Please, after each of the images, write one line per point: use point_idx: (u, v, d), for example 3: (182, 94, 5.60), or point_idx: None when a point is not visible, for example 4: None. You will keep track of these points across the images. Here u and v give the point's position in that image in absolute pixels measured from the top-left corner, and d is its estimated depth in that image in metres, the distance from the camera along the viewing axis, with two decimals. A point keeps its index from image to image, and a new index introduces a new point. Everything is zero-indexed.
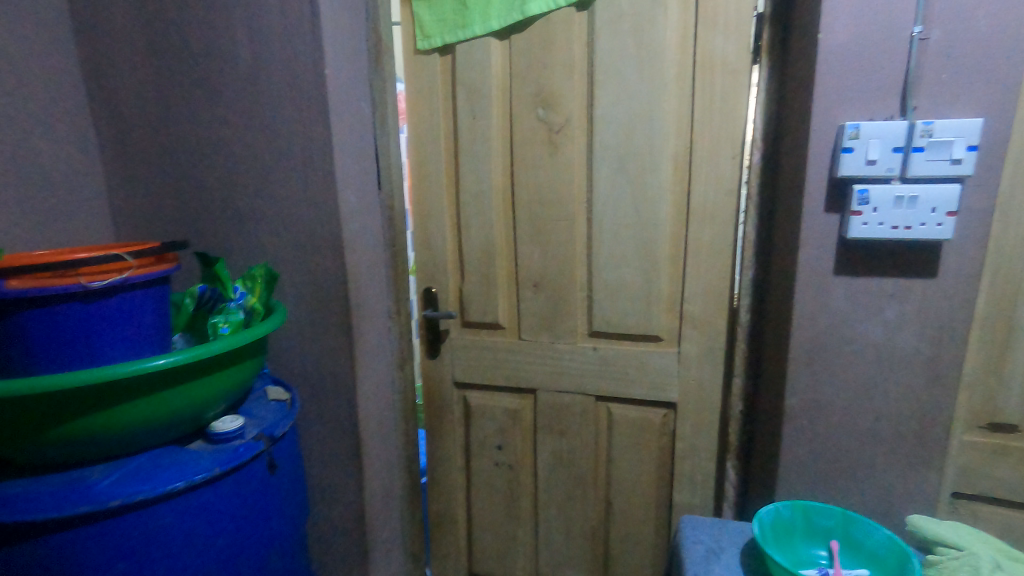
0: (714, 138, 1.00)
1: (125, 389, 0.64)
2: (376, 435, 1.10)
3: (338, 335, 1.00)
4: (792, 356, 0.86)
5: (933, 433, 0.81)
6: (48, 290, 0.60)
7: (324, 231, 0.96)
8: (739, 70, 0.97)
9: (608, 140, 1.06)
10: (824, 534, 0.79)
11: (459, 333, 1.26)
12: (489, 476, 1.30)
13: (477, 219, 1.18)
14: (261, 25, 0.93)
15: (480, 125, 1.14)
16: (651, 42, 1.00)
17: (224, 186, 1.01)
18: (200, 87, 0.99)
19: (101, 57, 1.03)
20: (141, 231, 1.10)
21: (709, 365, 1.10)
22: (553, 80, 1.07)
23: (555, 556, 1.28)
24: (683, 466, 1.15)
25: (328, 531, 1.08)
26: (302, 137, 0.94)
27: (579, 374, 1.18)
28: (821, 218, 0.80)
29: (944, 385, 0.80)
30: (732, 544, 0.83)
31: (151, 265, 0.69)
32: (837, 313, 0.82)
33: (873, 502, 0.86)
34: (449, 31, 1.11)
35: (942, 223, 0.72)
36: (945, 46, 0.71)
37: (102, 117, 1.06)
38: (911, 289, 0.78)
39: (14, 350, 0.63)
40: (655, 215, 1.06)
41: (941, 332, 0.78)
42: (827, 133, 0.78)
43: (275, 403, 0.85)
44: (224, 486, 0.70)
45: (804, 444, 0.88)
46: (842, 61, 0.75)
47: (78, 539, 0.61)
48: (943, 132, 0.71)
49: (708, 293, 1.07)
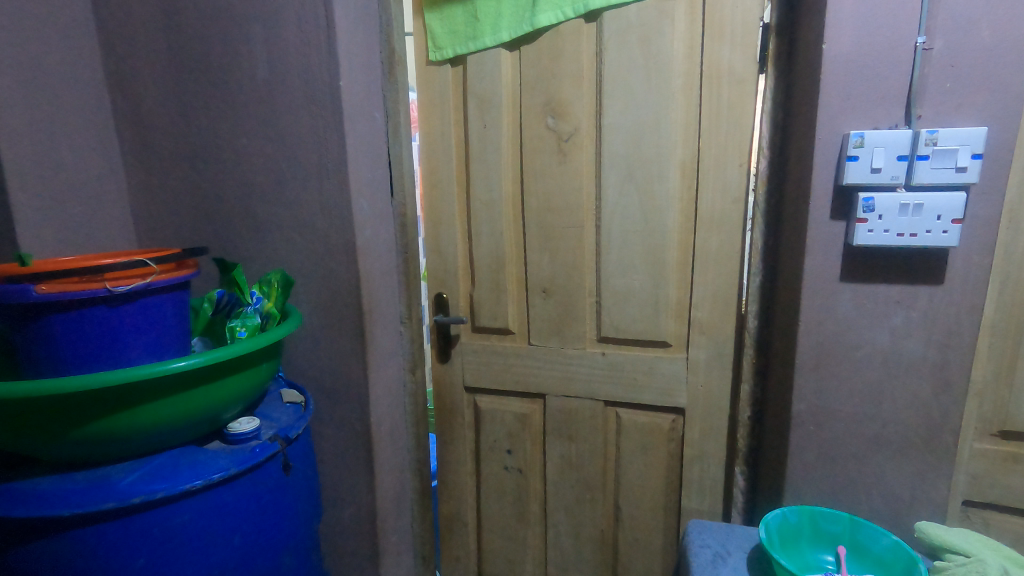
0: (722, 146, 1.01)
1: (146, 391, 0.67)
2: (387, 438, 1.11)
3: (352, 339, 1.02)
4: (799, 362, 0.86)
5: (944, 441, 0.81)
6: (76, 294, 0.63)
7: (339, 238, 0.99)
8: (745, 79, 0.98)
9: (617, 148, 1.07)
10: (832, 540, 0.79)
11: (469, 338, 1.28)
12: (499, 480, 1.31)
13: (487, 226, 1.20)
14: (279, 40, 0.96)
15: (491, 134, 1.16)
16: (658, 53, 1.02)
17: (242, 194, 1.05)
18: (220, 99, 1.02)
19: (126, 71, 1.07)
20: (162, 239, 1.13)
21: (717, 370, 1.10)
22: (562, 90, 1.09)
23: (564, 560, 1.29)
24: (691, 471, 1.15)
25: (342, 531, 1.11)
26: (318, 147, 0.97)
27: (587, 379, 1.19)
28: (827, 226, 0.81)
29: (952, 391, 0.80)
30: (739, 548, 0.83)
31: (173, 270, 0.72)
32: (844, 319, 0.83)
33: (883, 510, 0.86)
34: (461, 43, 1.14)
35: (947, 230, 0.73)
36: (948, 57, 0.72)
37: (126, 128, 1.10)
38: (917, 295, 0.79)
39: (41, 353, 0.65)
40: (663, 222, 1.07)
41: (949, 339, 0.78)
42: (832, 141, 0.79)
43: (289, 405, 0.87)
44: (240, 485, 0.73)
45: (812, 451, 0.88)
46: (846, 71, 0.76)
47: (102, 534, 0.63)
48: (947, 141, 0.72)
49: (715, 299, 1.08)
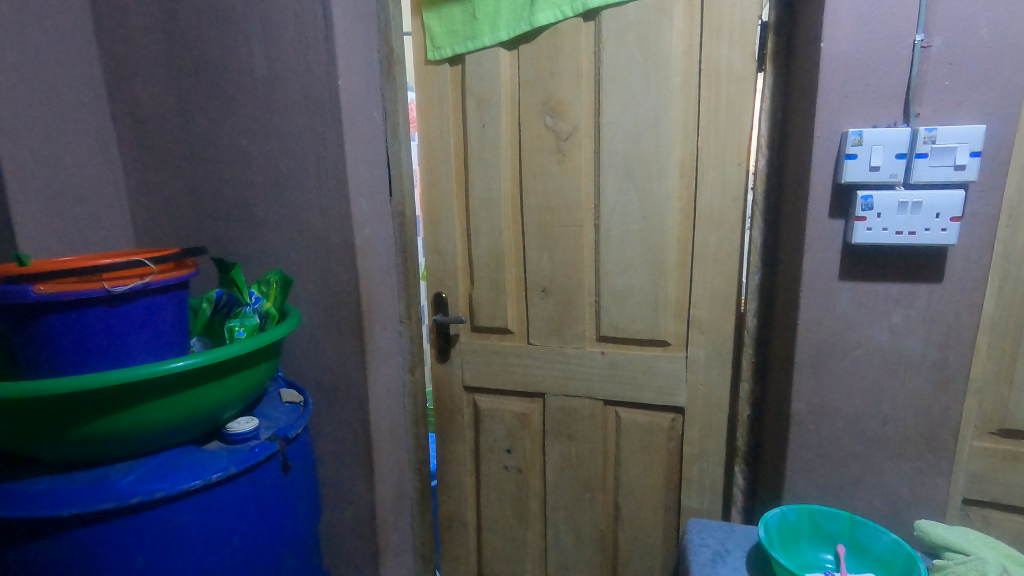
0: (721, 144, 1.01)
1: (145, 390, 0.67)
2: (387, 438, 1.11)
3: (351, 338, 1.02)
4: (798, 360, 0.86)
5: (944, 439, 0.81)
6: (74, 294, 0.64)
7: (338, 238, 0.99)
8: (744, 77, 0.98)
9: (616, 147, 1.07)
10: (831, 538, 0.79)
11: (468, 337, 1.28)
12: (499, 479, 1.31)
13: (486, 225, 1.20)
14: (277, 40, 0.96)
15: (490, 134, 1.16)
16: (657, 52, 1.01)
17: (241, 193, 1.05)
18: (218, 99, 1.02)
19: (125, 71, 1.07)
20: (161, 239, 1.13)
21: (717, 369, 1.10)
22: (561, 89, 1.09)
23: (564, 559, 1.29)
24: (691, 470, 1.15)
25: (342, 530, 1.11)
26: (317, 146, 0.97)
27: (587, 378, 1.19)
28: (826, 224, 0.81)
29: (951, 390, 0.80)
30: (739, 547, 0.83)
31: (172, 270, 0.72)
32: (843, 318, 0.83)
33: (883, 508, 0.86)
34: (460, 42, 1.14)
35: (946, 228, 0.73)
36: (947, 54, 0.72)
37: (125, 128, 1.10)
38: (916, 293, 0.78)
39: (40, 353, 0.65)
40: (662, 221, 1.07)
41: (948, 337, 0.78)
42: (831, 139, 0.79)
43: (289, 405, 0.87)
44: (239, 485, 0.73)
45: (812, 449, 0.88)
46: (845, 68, 0.76)
47: (101, 534, 0.63)
48: (946, 139, 0.71)
49: (715, 297, 1.07)
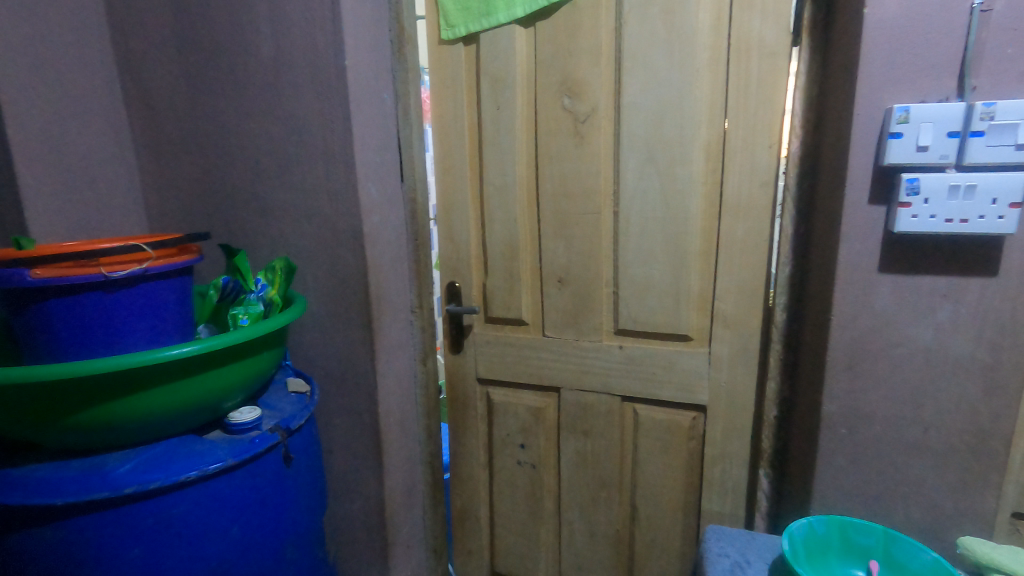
0: (750, 125, 0.95)
1: (142, 378, 0.65)
2: (396, 429, 1.09)
3: (360, 328, 1.00)
4: (831, 360, 0.80)
5: (994, 447, 0.74)
6: (71, 279, 0.62)
7: (347, 224, 0.97)
8: (778, 52, 0.91)
9: (636, 130, 1.02)
10: (864, 554, 0.72)
11: (481, 329, 1.24)
12: (512, 474, 1.28)
13: (500, 213, 1.16)
14: (283, 20, 0.94)
15: (504, 117, 1.11)
16: (682, 26, 0.95)
17: (248, 179, 1.03)
18: (225, 82, 1.01)
19: (137, 55, 1.07)
20: (172, 225, 1.13)
21: (742, 366, 1.04)
22: (579, 69, 1.04)
23: (578, 559, 1.25)
24: (713, 471, 1.10)
25: (350, 522, 1.10)
26: (325, 130, 0.95)
27: (604, 372, 1.14)
28: (865, 211, 0.74)
29: (1005, 394, 0.72)
30: (760, 558, 0.78)
31: (172, 256, 0.71)
32: (882, 314, 0.76)
33: (923, 522, 0.79)
34: (473, 20, 1.09)
35: (1004, 215, 0.65)
36: (1010, 18, 0.64)
37: (137, 113, 1.10)
38: (967, 288, 0.71)
39: (39, 338, 0.65)
40: (685, 209, 1.01)
41: (1002, 336, 0.71)
42: (873, 117, 0.71)
43: (294, 395, 0.86)
44: (239, 476, 0.71)
45: (844, 456, 0.81)
46: (892, 37, 0.69)
47: (95, 525, 0.63)
48: (1007, 114, 0.64)
49: (741, 290, 1.01)
